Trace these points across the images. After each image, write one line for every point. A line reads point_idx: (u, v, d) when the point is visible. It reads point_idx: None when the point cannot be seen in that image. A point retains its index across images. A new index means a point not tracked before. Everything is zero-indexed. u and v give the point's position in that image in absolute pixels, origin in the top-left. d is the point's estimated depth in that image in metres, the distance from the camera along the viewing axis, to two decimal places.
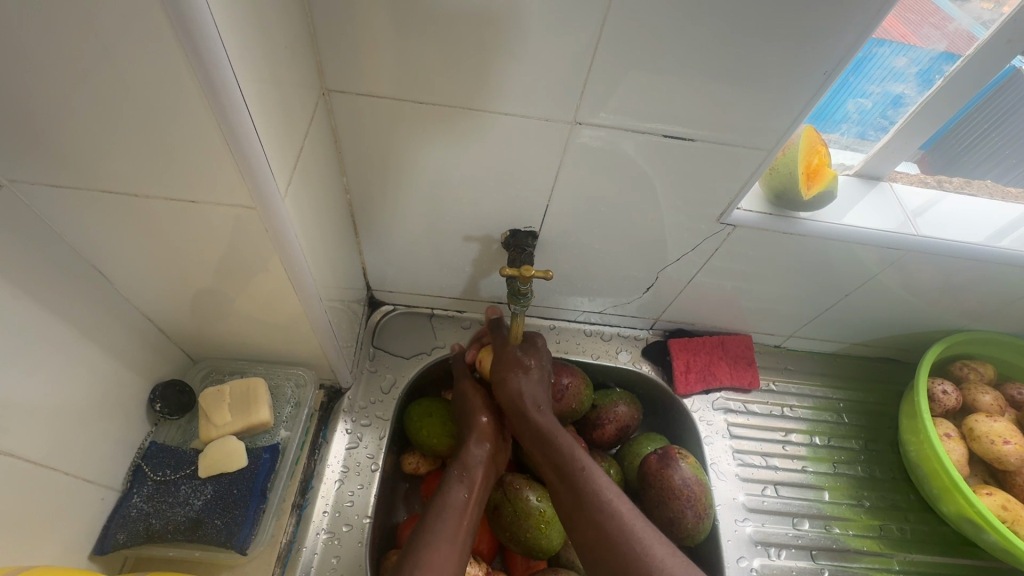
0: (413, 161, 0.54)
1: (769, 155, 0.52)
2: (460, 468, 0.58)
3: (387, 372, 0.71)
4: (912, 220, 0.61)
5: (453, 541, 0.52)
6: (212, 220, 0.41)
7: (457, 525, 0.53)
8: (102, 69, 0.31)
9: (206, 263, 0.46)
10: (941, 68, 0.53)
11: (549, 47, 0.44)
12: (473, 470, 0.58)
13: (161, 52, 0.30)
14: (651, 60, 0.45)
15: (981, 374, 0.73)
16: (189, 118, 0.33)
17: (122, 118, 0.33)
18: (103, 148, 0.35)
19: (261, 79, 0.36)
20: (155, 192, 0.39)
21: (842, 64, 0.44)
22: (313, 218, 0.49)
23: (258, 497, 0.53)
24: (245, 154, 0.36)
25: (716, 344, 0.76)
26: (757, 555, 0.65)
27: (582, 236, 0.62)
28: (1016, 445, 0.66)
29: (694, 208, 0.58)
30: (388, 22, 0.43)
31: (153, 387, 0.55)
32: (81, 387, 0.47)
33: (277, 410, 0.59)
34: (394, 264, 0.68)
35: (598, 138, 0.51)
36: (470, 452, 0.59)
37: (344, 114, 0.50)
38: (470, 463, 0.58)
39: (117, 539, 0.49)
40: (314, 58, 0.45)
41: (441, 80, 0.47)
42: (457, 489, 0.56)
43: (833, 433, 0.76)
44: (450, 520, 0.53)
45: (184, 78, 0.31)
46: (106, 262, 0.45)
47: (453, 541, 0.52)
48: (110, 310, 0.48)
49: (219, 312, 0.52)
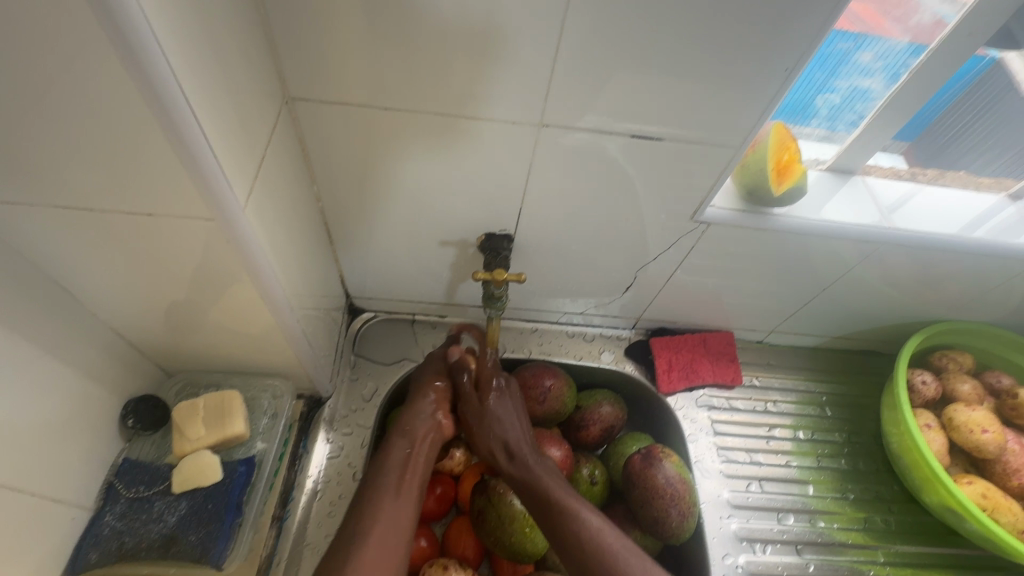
0: (384, 168, 0.54)
1: (738, 153, 0.52)
2: (405, 430, 0.59)
3: (369, 380, 0.70)
4: (886, 216, 0.61)
5: (398, 500, 0.53)
6: (174, 234, 0.41)
7: (402, 481, 0.54)
8: (46, 83, 0.30)
9: (172, 278, 0.45)
10: (906, 62, 0.53)
11: (510, 49, 0.44)
12: (416, 432, 0.59)
13: (106, 66, 0.30)
14: (617, 59, 0.44)
15: (961, 364, 0.73)
16: (141, 131, 0.33)
17: (73, 134, 0.33)
18: (56, 163, 0.35)
19: (214, 90, 0.36)
20: (114, 207, 0.38)
21: (803, 60, 0.45)
22: (281, 228, 0.48)
23: (234, 510, 0.52)
24: (201, 167, 0.35)
25: (698, 342, 0.76)
26: (743, 552, 0.65)
27: (558, 237, 0.62)
28: (994, 433, 0.66)
29: (668, 207, 0.58)
30: (350, 29, 0.43)
31: (126, 401, 0.55)
32: (49, 406, 0.46)
33: (255, 422, 0.58)
34: (373, 270, 0.67)
35: (567, 139, 0.51)
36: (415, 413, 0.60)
37: (311, 123, 0.50)
38: (414, 426, 0.59)
39: (89, 559, 0.49)
40: (276, 66, 0.45)
41: (406, 85, 0.46)
42: (400, 447, 0.57)
43: (816, 426, 0.76)
44: (393, 475, 0.54)
45: (130, 92, 0.31)
46: (71, 279, 0.45)
47: (392, 495, 0.53)
48: (79, 327, 0.48)
49: (191, 325, 0.52)
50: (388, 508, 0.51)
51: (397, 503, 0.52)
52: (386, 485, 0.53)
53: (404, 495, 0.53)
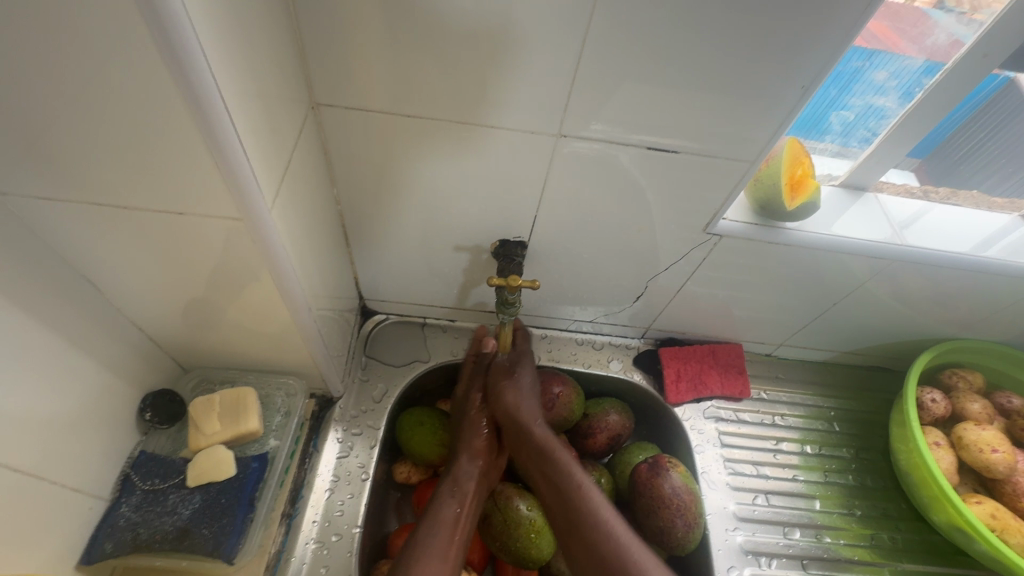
0: (402, 174, 0.55)
1: (752, 167, 0.53)
2: (452, 483, 0.60)
3: (379, 381, 0.71)
4: (898, 232, 0.61)
5: (445, 558, 0.54)
6: (200, 232, 0.42)
7: (448, 541, 0.55)
8: (90, 83, 0.31)
9: (196, 275, 0.46)
10: (920, 81, 0.54)
11: (532, 57, 0.45)
12: (463, 485, 0.59)
13: (146, 66, 0.31)
14: (635, 72, 0.45)
15: (971, 383, 0.73)
16: (176, 130, 0.34)
17: (110, 131, 0.34)
18: (91, 160, 0.36)
19: (247, 94, 0.37)
20: (143, 204, 0.39)
21: (819, 77, 0.45)
22: (302, 230, 0.49)
23: (246, 506, 0.53)
24: (231, 167, 0.36)
25: (707, 353, 0.77)
26: (748, 565, 0.65)
27: (570, 245, 0.63)
28: (1004, 453, 0.66)
29: (683, 218, 0.58)
30: (379, 36, 0.44)
31: (143, 395, 0.56)
32: (71, 396, 0.47)
33: (268, 419, 0.59)
34: (387, 273, 0.68)
35: (584, 149, 0.52)
36: (461, 469, 0.61)
37: (334, 127, 0.51)
38: (460, 478, 0.60)
39: (104, 548, 0.50)
40: (304, 72, 0.46)
41: (428, 93, 0.48)
42: (447, 503, 0.58)
43: (824, 441, 0.76)
44: (440, 534, 0.55)
45: (173, 98, 0.32)
46: (99, 272, 0.46)
47: (439, 553, 0.54)
48: (102, 320, 0.49)
49: (212, 322, 0.53)
50: (435, 567, 0.53)
51: (444, 564, 0.53)
52: (435, 543, 0.54)
53: (453, 553, 0.55)
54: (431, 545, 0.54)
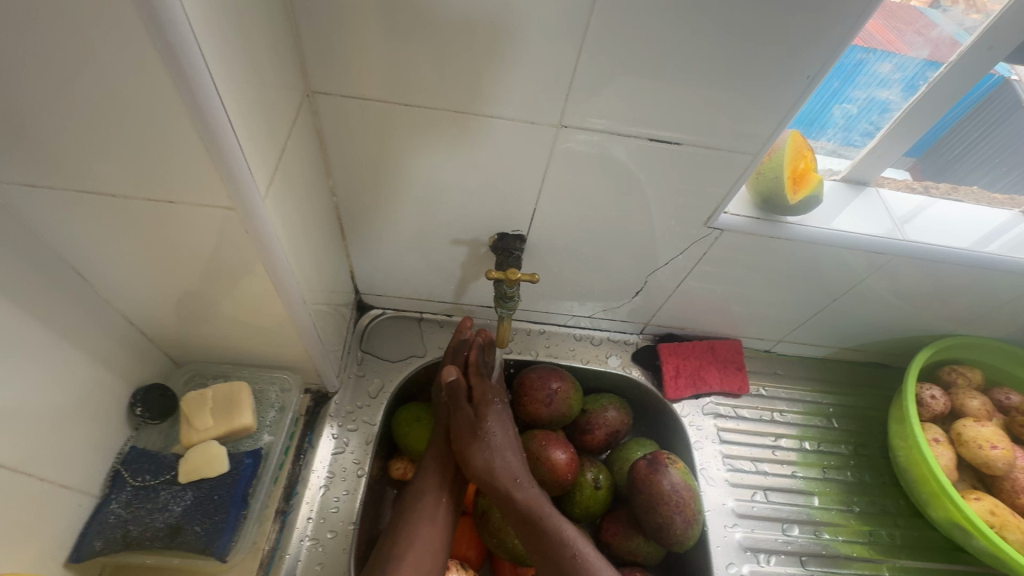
0: (399, 166, 0.54)
1: (755, 160, 0.52)
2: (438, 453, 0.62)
3: (376, 376, 0.70)
4: (899, 226, 0.61)
5: (433, 520, 0.58)
6: (191, 222, 0.41)
7: (436, 502, 0.59)
8: (75, 66, 0.30)
9: (187, 267, 0.45)
10: (925, 74, 0.53)
11: (533, 46, 0.44)
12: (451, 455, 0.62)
13: (134, 48, 0.30)
14: (638, 62, 0.44)
15: (970, 379, 0.73)
16: (165, 116, 0.33)
17: (96, 117, 0.33)
18: (78, 147, 0.35)
19: (240, 80, 0.35)
20: (133, 194, 0.38)
21: (825, 68, 0.44)
22: (297, 222, 0.48)
23: (240, 502, 0.52)
24: (224, 155, 0.35)
25: (706, 349, 0.76)
26: (747, 562, 0.65)
27: (570, 239, 0.62)
28: (1003, 449, 0.66)
29: (684, 212, 0.58)
30: (376, 22, 0.43)
31: (134, 390, 0.55)
32: (59, 391, 0.46)
33: (262, 414, 0.58)
34: (383, 267, 0.67)
35: (585, 141, 0.51)
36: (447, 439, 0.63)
37: (330, 116, 0.50)
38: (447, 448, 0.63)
39: (95, 546, 0.49)
40: (299, 60, 0.45)
41: (426, 82, 0.47)
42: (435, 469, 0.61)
43: (822, 438, 0.75)
44: (428, 498, 0.59)
45: (163, 85, 0.31)
46: (88, 264, 0.45)
47: (428, 517, 0.58)
48: (91, 313, 0.48)
49: (204, 316, 0.52)
50: (423, 531, 0.57)
51: (432, 527, 0.57)
52: (422, 507, 0.58)
53: (441, 518, 0.58)
54: (420, 510, 0.58)
